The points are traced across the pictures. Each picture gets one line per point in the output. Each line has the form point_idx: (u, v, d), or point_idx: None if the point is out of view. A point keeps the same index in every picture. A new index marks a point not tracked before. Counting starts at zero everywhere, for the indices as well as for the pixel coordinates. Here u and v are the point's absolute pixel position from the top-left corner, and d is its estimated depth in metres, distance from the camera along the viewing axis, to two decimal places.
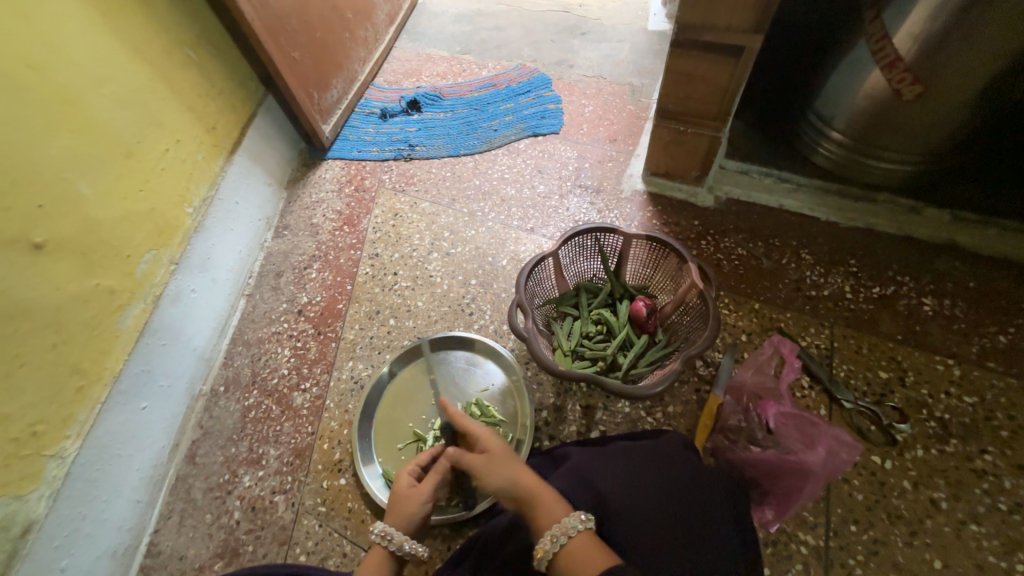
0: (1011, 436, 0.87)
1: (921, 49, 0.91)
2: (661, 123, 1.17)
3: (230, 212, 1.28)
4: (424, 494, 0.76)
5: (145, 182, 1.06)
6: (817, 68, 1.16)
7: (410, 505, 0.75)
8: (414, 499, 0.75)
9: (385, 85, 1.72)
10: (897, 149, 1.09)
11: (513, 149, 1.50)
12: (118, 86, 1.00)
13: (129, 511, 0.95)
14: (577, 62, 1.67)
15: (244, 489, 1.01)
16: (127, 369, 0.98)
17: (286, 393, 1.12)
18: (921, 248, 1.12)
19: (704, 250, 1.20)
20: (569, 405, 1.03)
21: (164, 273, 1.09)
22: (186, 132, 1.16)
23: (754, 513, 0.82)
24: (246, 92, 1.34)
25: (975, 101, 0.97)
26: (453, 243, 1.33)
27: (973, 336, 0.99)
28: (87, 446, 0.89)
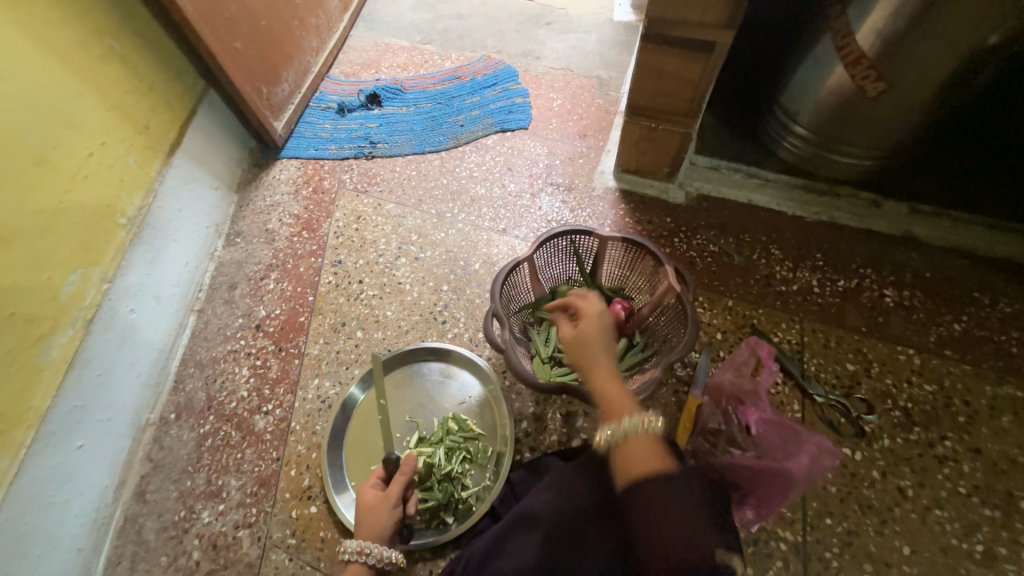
0: (968, 421, 0.91)
1: (885, 45, 0.93)
2: (632, 119, 1.14)
3: (171, 221, 1.16)
4: (391, 501, 0.81)
5: (66, 192, 0.93)
6: (784, 63, 1.15)
7: (382, 515, 0.80)
8: (381, 508, 0.80)
9: (340, 77, 1.61)
10: (859, 145, 1.11)
11: (480, 145, 1.44)
12: (24, 83, 0.87)
13: (68, 563, 0.86)
14: (543, 53, 1.62)
15: (203, 526, 0.93)
16: (57, 406, 0.87)
17: (246, 416, 1.04)
18: (881, 241, 1.15)
19: (677, 248, 1.19)
20: (549, 413, 1.00)
21: (96, 293, 0.97)
22: (112, 134, 1.03)
23: (735, 514, 0.82)
24: (183, 87, 1.21)
25: (933, 98, 0.99)
26: (422, 247, 1.26)
27: (931, 325, 1.03)
28: (11, 497, 0.78)
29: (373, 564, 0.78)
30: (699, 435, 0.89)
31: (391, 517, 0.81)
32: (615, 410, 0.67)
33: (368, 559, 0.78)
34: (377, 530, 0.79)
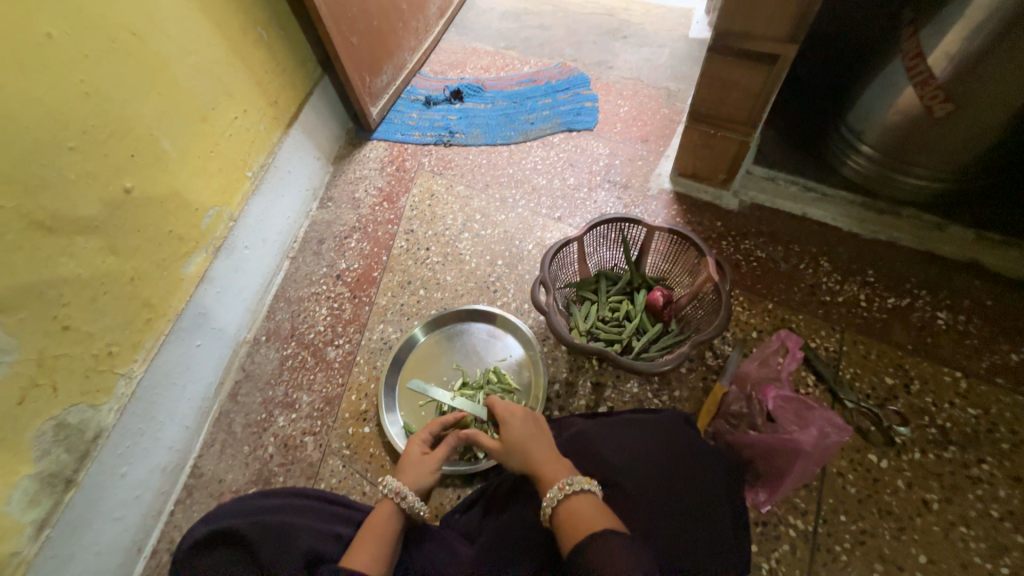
0: (1011, 449, 0.90)
1: (955, 69, 0.93)
2: (692, 125, 1.21)
3: (283, 179, 1.38)
4: (436, 460, 0.82)
5: (215, 145, 1.17)
6: (854, 82, 1.17)
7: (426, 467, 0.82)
8: (426, 463, 0.82)
9: (430, 74, 1.81)
10: (927, 167, 1.10)
11: (547, 142, 1.57)
12: (201, 57, 1.11)
13: (179, 434, 1.09)
14: (616, 63, 1.73)
15: (278, 428, 1.12)
16: (187, 309, 1.10)
17: (321, 346, 1.23)
18: (942, 265, 1.14)
19: (724, 250, 1.24)
20: (581, 380, 1.10)
21: (224, 228, 1.20)
22: (252, 103, 1.27)
23: (747, 494, 0.88)
24: (305, 72, 1.45)
25: (1010, 122, 0.97)
26: (484, 225, 1.40)
27: (984, 352, 1.01)
28: (150, 371, 1.02)
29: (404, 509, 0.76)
30: (721, 418, 0.94)
31: (430, 475, 0.81)
32: (552, 478, 0.70)
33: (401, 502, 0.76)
34: (416, 479, 0.80)
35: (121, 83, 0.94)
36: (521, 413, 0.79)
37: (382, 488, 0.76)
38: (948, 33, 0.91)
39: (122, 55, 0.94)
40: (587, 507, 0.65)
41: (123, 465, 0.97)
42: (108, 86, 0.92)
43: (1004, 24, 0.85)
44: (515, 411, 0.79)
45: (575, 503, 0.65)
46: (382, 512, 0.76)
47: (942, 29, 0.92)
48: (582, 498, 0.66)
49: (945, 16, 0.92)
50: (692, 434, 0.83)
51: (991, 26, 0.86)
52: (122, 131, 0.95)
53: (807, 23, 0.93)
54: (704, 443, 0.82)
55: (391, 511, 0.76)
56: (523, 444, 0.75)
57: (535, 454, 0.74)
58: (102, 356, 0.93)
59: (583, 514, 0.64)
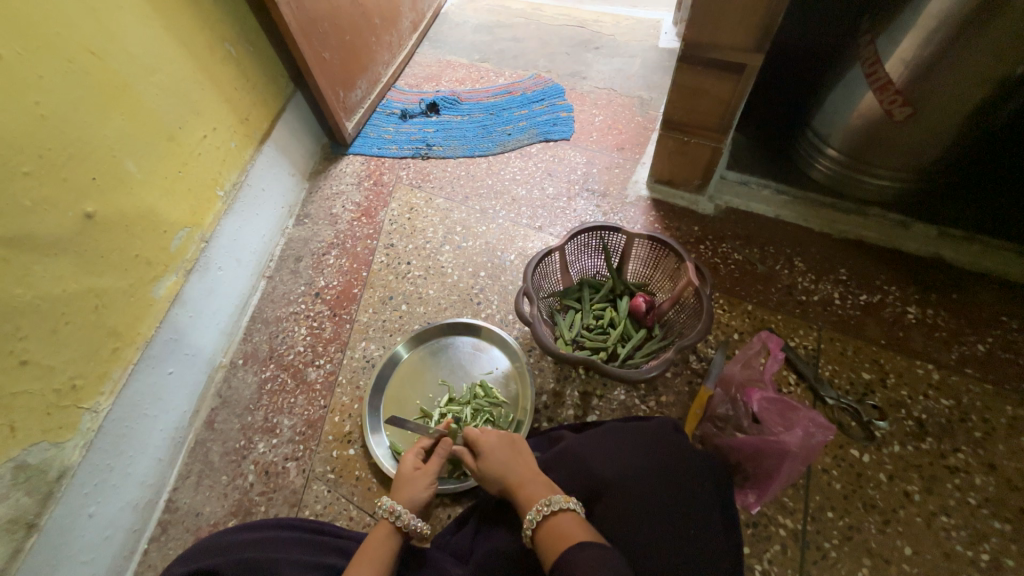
0: (984, 437, 0.94)
1: (909, 75, 0.98)
2: (666, 133, 1.24)
3: (257, 198, 1.35)
4: (429, 475, 0.82)
5: (184, 165, 1.13)
6: (817, 89, 1.22)
7: (417, 484, 0.81)
8: (417, 478, 0.81)
9: (406, 88, 1.81)
10: (888, 167, 1.15)
11: (525, 152, 1.57)
12: (166, 76, 1.08)
13: (151, 468, 1.03)
14: (589, 74, 1.75)
15: (258, 455, 1.08)
16: (157, 336, 1.06)
17: (301, 367, 1.19)
18: (908, 261, 1.18)
19: (702, 253, 1.26)
20: (568, 390, 1.10)
21: (195, 249, 1.16)
22: (222, 121, 1.24)
23: (738, 496, 0.89)
24: (276, 88, 1.42)
25: (964, 122, 1.02)
26: (465, 237, 1.40)
27: (953, 343, 1.05)
28: (118, 403, 0.97)
29: (402, 528, 0.76)
30: (708, 421, 0.96)
31: (425, 490, 0.81)
32: (531, 499, 0.70)
33: (397, 522, 0.76)
34: (411, 496, 0.80)
35: (81, 104, 0.91)
36: (496, 437, 0.80)
37: (377, 507, 0.77)
38: (901, 41, 0.96)
39: (81, 76, 0.91)
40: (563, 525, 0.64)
41: (91, 505, 0.92)
42: (67, 108, 0.88)
43: (951, 33, 0.89)
44: (488, 437, 0.81)
45: (554, 524, 0.65)
46: (380, 533, 0.76)
47: (895, 37, 0.97)
48: (541, 530, 0.66)
49: (897, 25, 0.96)
50: (681, 439, 0.83)
51: (941, 31, 0.90)
52: (82, 154, 0.91)
53: (770, 34, 0.96)
54: (692, 448, 0.82)
55: (389, 531, 0.75)
56: (497, 468, 0.77)
57: (510, 474, 0.75)
58: (65, 391, 0.88)
59: (543, 550, 0.64)
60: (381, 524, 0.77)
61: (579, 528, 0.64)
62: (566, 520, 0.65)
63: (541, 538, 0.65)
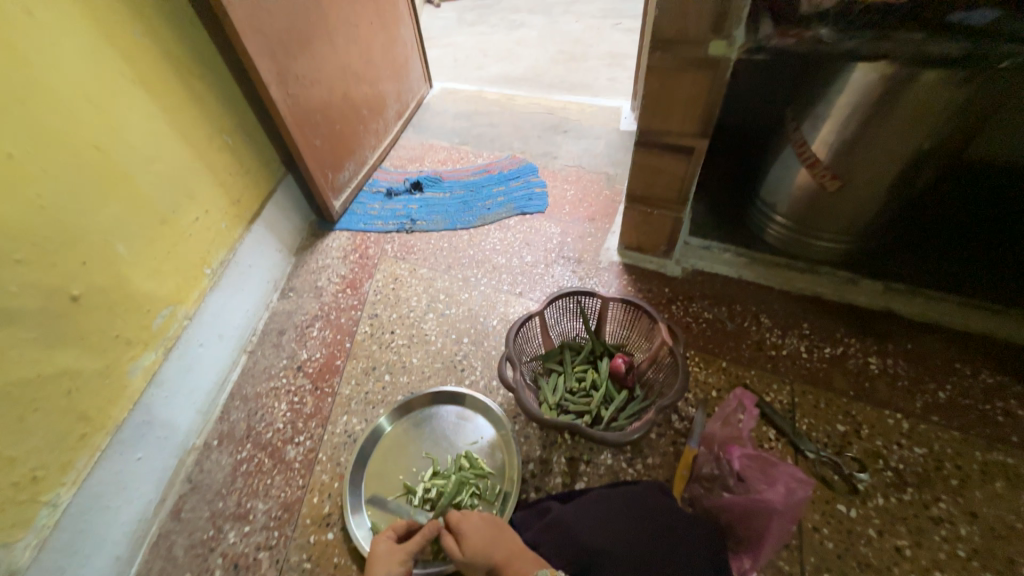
0: (960, 484, 0.96)
1: (833, 155, 1.13)
2: (632, 205, 1.36)
3: (243, 274, 1.39)
4: (400, 554, 0.81)
5: (174, 246, 1.17)
6: (760, 165, 1.38)
7: (391, 562, 0.80)
8: (392, 556, 0.80)
9: (391, 168, 1.95)
10: (830, 230, 1.28)
11: (504, 224, 1.68)
12: (165, 166, 1.15)
13: (106, 568, 0.95)
14: (560, 153, 1.94)
15: (228, 545, 1.01)
16: (129, 420, 1.02)
17: (279, 446, 1.15)
18: (863, 314, 1.27)
19: (674, 314, 1.33)
20: (555, 456, 1.08)
21: (177, 327, 1.16)
22: (215, 204, 1.30)
23: (733, 563, 0.86)
24: (268, 172, 1.52)
25: (886, 192, 1.16)
26: (448, 305, 1.44)
27: (916, 392, 1.11)
28: (79, 495, 0.91)
29: None
30: (695, 481, 0.96)
31: (398, 566, 0.79)
32: None
33: None
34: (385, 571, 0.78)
35: (81, 195, 0.96)
36: (484, 519, 0.83)
37: None
38: (822, 127, 1.12)
39: (84, 169, 0.97)
40: None
41: None
42: (67, 199, 0.93)
43: (860, 123, 1.06)
44: (473, 519, 0.82)
45: None
46: None
47: (816, 124, 1.13)
48: None
49: (815, 115, 1.13)
50: (668, 503, 0.83)
51: (852, 120, 1.06)
52: (75, 239, 0.95)
53: (711, 123, 1.11)
54: (680, 512, 0.82)
55: None
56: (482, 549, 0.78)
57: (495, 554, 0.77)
58: (23, 484, 0.83)
59: None
60: None
61: None
62: None
63: None
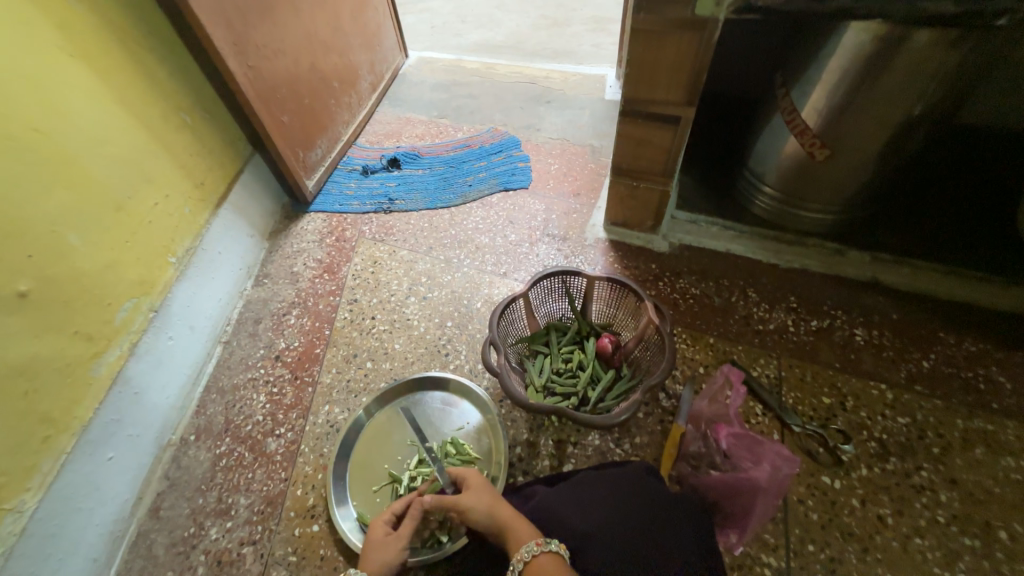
0: (942, 452, 0.97)
1: (824, 121, 1.09)
2: (617, 179, 1.31)
3: (212, 261, 1.31)
4: (401, 540, 0.80)
5: (133, 234, 1.10)
6: (747, 134, 1.33)
7: (388, 551, 0.79)
8: (389, 543, 0.79)
9: (366, 145, 1.86)
10: (818, 201, 1.25)
11: (486, 201, 1.62)
12: (116, 147, 1.06)
13: (83, 570, 0.92)
14: (543, 126, 1.86)
15: (210, 542, 0.99)
16: (97, 419, 0.98)
17: (260, 438, 1.12)
18: (850, 286, 1.26)
19: (662, 290, 1.31)
20: (542, 440, 1.07)
21: (142, 320, 1.10)
22: (176, 187, 1.22)
23: (720, 537, 0.86)
24: (234, 151, 1.42)
25: (875, 160, 1.13)
26: (430, 288, 1.39)
27: (901, 362, 1.11)
28: (47, 500, 0.87)
29: None
30: (683, 460, 0.95)
31: (397, 554, 0.78)
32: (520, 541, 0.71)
33: None
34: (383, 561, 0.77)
35: (21, 182, 0.88)
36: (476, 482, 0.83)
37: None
38: (812, 91, 1.07)
39: (23, 153, 0.89)
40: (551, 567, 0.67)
41: None
42: (6, 187, 0.85)
43: (852, 88, 1.01)
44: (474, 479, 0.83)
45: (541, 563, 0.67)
46: None
47: (806, 88, 1.08)
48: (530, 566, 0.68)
49: (805, 80, 1.08)
50: (654, 484, 0.83)
51: (843, 84, 1.02)
52: (21, 230, 0.87)
53: (698, 90, 1.05)
54: (667, 493, 0.82)
55: None
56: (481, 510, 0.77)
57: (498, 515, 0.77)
58: None
59: None
60: None
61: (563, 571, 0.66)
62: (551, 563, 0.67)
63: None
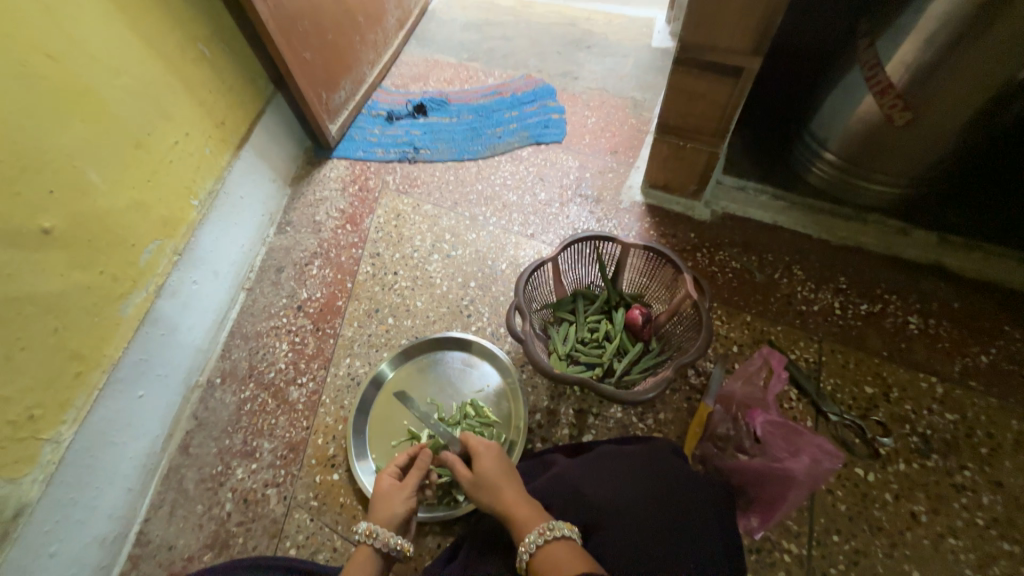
0: (990, 453, 0.91)
1: (911, 78, 0.94)
2: (661, 137, 1.19)
3: (234, 206, 1.28)
4: (407, 490, 0.78)
5: (154, 173, 1.06)
6: (814, 92, 1.18)
7: (393, 503, 0.77)
8: (394, 495, 0.78)
9: (392, 88, 1.75)
10: (888, 172, 1.11)
11: (516, 156, 1.52)
12: (133, 79, 1.01)
13: (121, 499, 0.97)
14: (581, 74, 1.71)
15: (237, 481, 1.03)
16: (126, 358, 0.99)
17: (283, 386, 1.13)
18: (909, 269, 1.15)
19: (699, 262, 1.22)
20: (563, 408, 1.05)
21: (167, 263, 1.09)
22: (196, 126, 1.17)
23: (740, 520, 0.84)
24: (254, 89, 1.35)
25: (964, 128, 0.99)
26: (454, 246, 1.34)
27: (956, 355, 1.03)
28: (82, 432, 0.91)
29: (381, 549, 0.72)
30: (708, 441, 0.93)
31: (402, 506, 0.77)
32: (526, 522, 0.66)
33: (376, 543, 0.72)
34: (388, 513, 0.75)
35: (36, 112, 0.84)
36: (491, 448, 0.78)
37: (354, 532, 0.73)
38: (902, 42, 0.92)
39: (36, 82, 0.84)
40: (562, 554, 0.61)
41: (52, 543, 0.86)
42: (22, 117, 0.82)
43: (953, 39, 0.86)
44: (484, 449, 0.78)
45: (551, 551, 0.61)
46: (358, 561, 0.71)
47: (895, 39, 0.93)
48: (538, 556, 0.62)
49: (895, 28, 0.93)
50: (680, 465, 0.79)
51: (943, 34, 0.87)
52: (40, 165, 0.85)
53: (769, 36, 0.92)
54: (692, 475, 0.79)
55: (370, 554, 0.71)
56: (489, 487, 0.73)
57: (503, 495, 0.71)
58: (21, 423, 0.82)
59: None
60: (360, 549, 0.73)
61: (574, 560, 0.60)
62: (562, 550, 0.61)
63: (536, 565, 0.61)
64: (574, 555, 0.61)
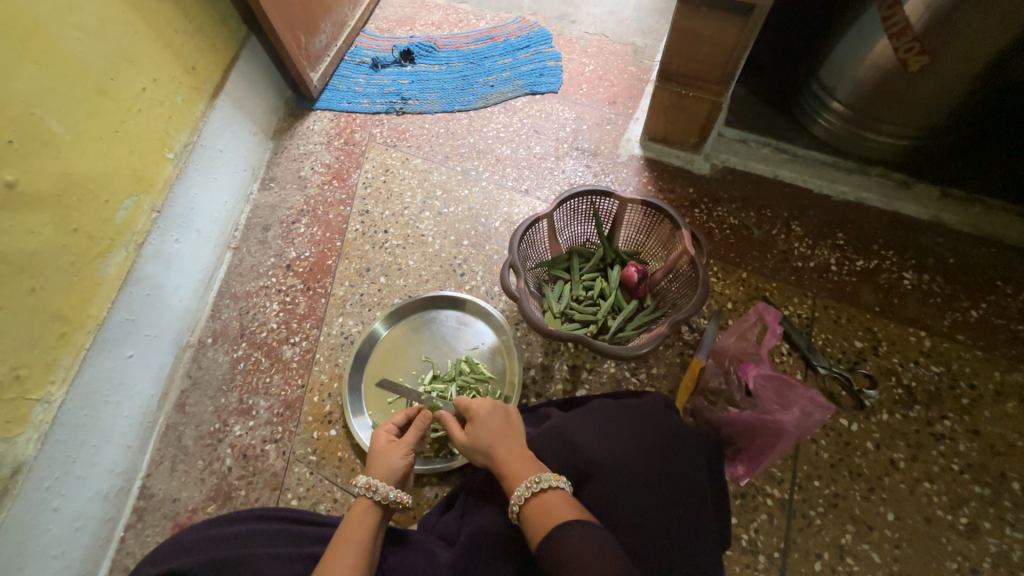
0: (970, 403, 0.94)
1: (932, 17, 0.87)
2: (663, 85, 1.13)
3: (213, 160, 1.22)
4: (404, 445, 0.80)
5: (121, 123, 0.99)
6: (826, 35, 1.11)
7: (391, 459, 0.78)
8: (393, 450, 0.79)
9: (376, 33, 1.63)
10: (896, 122, 1.07)
11: (510, 106, 1.44)
12: (87, 16, 0.92)
13: (119, 455, 0.98)
14: (578, 17, 1.59)
15: (235, 438, 1.04)
16: (111, 318, 0.97)
17: (276, 345, 1.13)
18: (907, 224, 1.14)
19: (697, 218, 1.20)
20: (557, 364, 1.06)
21: (145, 221, 1.04)
22: (163, 71, 1.08)
23: (727, 468, 0.89)
24: (226, 31, 1.24)
25: (979, 75, 0.94)
26: (446, 202, 1.30)
27: (947, 310, 1.03)
28: (73, 392, 0.90)
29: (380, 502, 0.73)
30: (699, 394, 0.94)
31: (399, 460, 0.78)
32: (518, 476, 0.67)
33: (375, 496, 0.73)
34: (386, 468, 0.77)
35: None
36: (489, 406, 0.77)
37: (354, 486, 0.74)
38: None
39: None
40: (552, 503, 0.62)
41: (55, 498, 0.87)
42: None
43: None
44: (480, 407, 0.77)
45: (541, 501, 0.63)
46: (358, 513, 0.73)
47: None
48: (529, 507, 0.63)
49: None
50: (671, 418, 0.80)
51: None
52: None
53: None
54: (683, 426, 0.80)
55: (369, 506, 0.73)
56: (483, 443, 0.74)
57: (498, 451, 0.72)
58: (8, 382, 0.80)
59: (529, 527, 0.62)
60: (359, 503, 0.74)
61: (564, 507, 0.62)
62: (552, 499, 0.63)
63: (528, 514, 0.63)
64: (563, 504, 0.62)
